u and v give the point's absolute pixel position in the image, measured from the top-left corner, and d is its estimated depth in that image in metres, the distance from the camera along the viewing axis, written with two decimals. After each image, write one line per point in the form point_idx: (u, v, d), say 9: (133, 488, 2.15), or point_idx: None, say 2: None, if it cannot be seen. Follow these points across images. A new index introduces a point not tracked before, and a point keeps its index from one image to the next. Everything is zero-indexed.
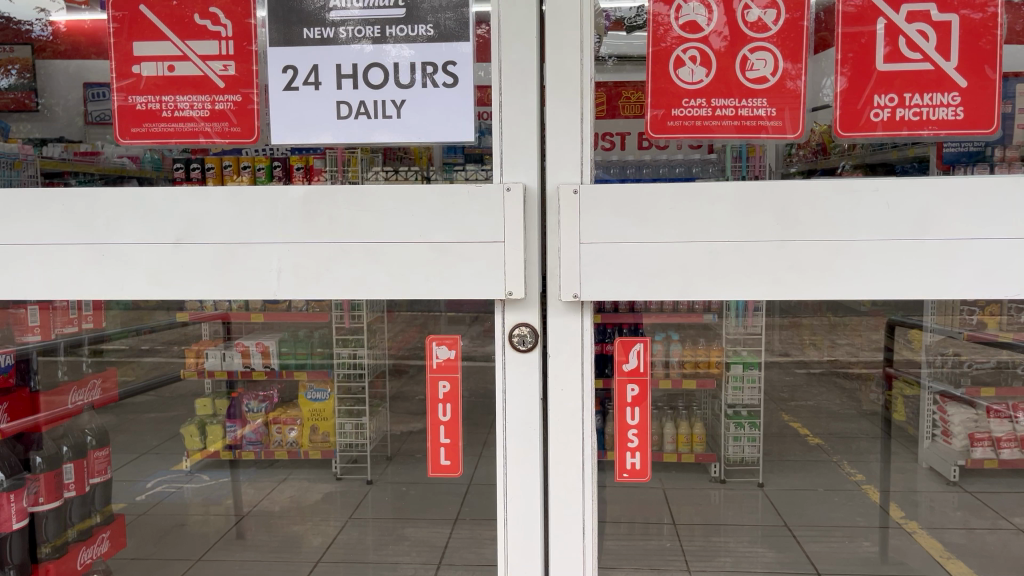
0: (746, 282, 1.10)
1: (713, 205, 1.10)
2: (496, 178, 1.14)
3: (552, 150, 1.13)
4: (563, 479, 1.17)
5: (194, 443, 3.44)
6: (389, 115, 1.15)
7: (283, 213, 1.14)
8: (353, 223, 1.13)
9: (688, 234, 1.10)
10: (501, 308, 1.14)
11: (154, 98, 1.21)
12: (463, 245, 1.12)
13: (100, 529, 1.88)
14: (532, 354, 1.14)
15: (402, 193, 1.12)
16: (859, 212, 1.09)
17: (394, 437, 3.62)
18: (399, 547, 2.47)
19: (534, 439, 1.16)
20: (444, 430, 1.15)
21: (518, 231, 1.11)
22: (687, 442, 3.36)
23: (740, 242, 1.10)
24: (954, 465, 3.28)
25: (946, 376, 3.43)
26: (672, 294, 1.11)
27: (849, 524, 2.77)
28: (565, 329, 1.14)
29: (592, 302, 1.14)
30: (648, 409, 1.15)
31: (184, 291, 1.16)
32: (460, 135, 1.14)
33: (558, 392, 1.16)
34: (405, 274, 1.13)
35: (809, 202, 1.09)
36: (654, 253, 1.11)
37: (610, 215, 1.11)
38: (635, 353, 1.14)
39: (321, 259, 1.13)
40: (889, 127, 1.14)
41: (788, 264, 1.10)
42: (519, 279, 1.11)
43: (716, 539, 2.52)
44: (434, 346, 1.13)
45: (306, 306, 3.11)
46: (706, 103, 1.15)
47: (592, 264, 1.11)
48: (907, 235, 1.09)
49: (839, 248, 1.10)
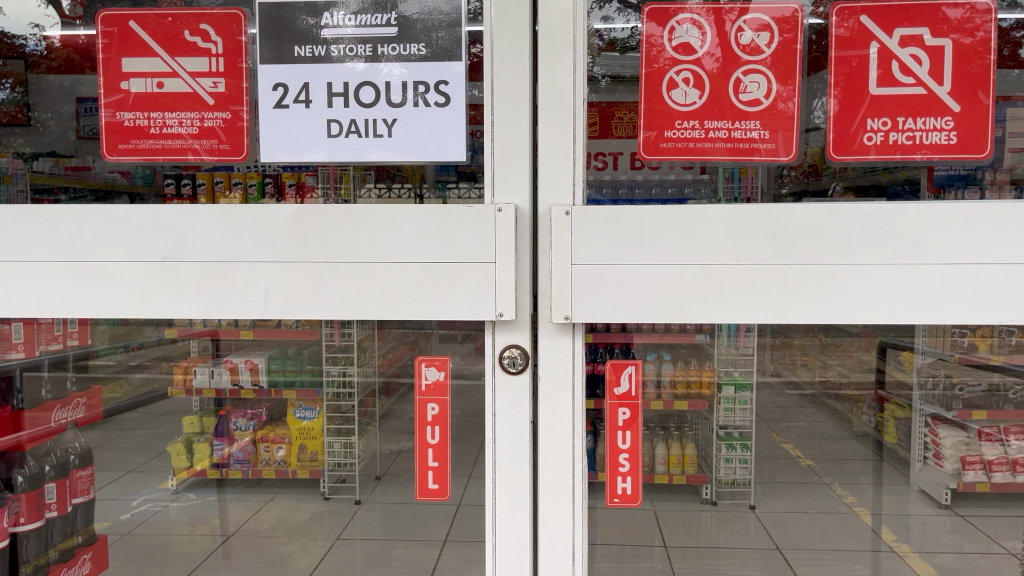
0: (739, 305, 1.09)
1: (706, 227, 1.09)
2: (487, 198, 1.13)
3: (545, 170, 1.13)
4: (553, 503, 1.15)
5: (181, 462, 3.38)
6: (381, 133, 1.14)
7: (273, 233, 1.12)
8: (343, 242, 1.12)
9: (680, 256, 1.09)
10: (492, 329, 1.12)
11: (142, 114, 1.20)
12: (453, 264, 1.11)
13: (82, 550, 1.82)
14: (522, 376, 1.13)
15: (393, 211, 1.11)
16: (851, 236, 1.09)
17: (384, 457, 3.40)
18: (386, 568, 2.47)
19: (525, 462, 1.15)
20: (433, 453, 1.13)
21: (508, 252, 1.10)
22: (679, 464, 3.26)
23: (733, 266, 1.09)
24: (947, 489, 3.30)
25: (939, 401, 3.44)
26: (664, 316, 1.10)
27: (842, 548, 2.78)
28: (555, 351, 1.13)
29: (583, 324, 1.12)
30: (639, 433, 1.13)
31: (172, 310, 1.14)
32: (452, 155, 1.13)
33: (548, 414, 1.14)
34: (396, 295, 1.11)
35: (803, 224, 1.09)
36: (648, 274, 1.10)
37: (603, 237, 1.10)
38: (627, 375, 1.13)
39: (310, 278, 1.12)
40: (882, 151, 1.14)
41: (781, 287, 1.09)
42: (509, 301, 1.10)
43: (708, 561, 2.59)
44: (423, 368, 1.11)
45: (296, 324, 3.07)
46: (699, 124, 1.14)
47: (583, 287, 1.10)
48: (901, 258, 1.08)
49: (834, 272, 1.09)
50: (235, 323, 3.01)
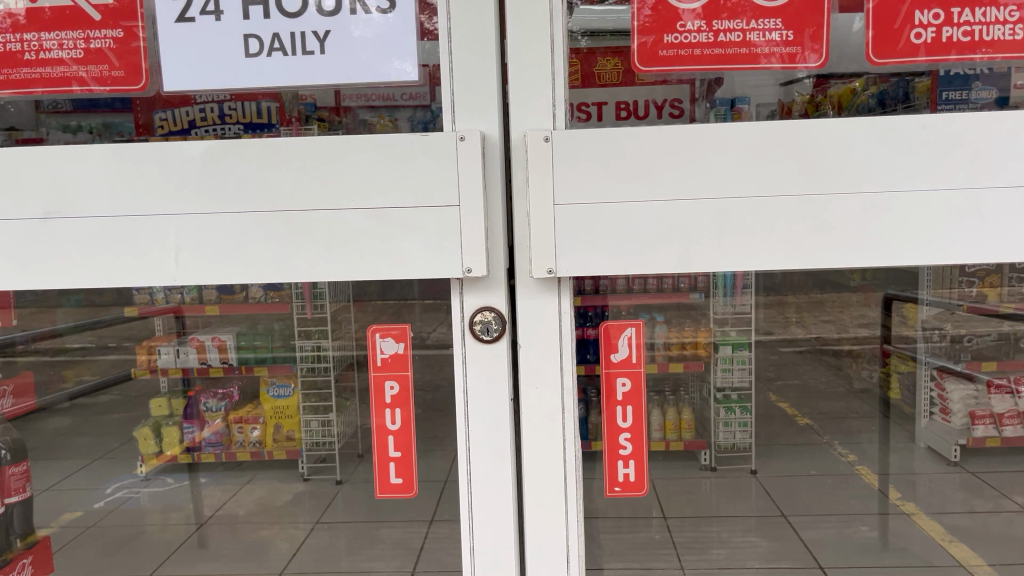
0: (760, 249, 0.90)
1: (720, 152, 0.90)
2: (448, 126, 0.93)
3: (516, 89, 0.92)
4: (542, 496, 0.97)
5: (149, 447, 3.14)
6: (312, 50, 0.93)
7: (188, 178, 0.92)
8: (273, 186, 0.91)
9: (688, 190, 0.90)
10: (460, 289, 0.93)
11: (12, 36, 0.98)
12: (410, 208, 0.91)
13: (20, 556, 1.61)
14: (500, 344, 0.93)
15: (334, 145, 0.91)
16: (898, 157, 0.89)
17: (366, 432, 3.34)
18: (372, 551, 2.33)
19: (506, 448, 0.95)
20: (394, 442, 0.91)
21: (476, 191, 0.91)
22: (675, 429, 3.08)
23: (753, 200, 0.90)
24: (955, 445, 3.11)
25: (944, 352, 3.22)
26: (669, 264, 0.91)
27: (846, 510, 2.75)
28: (539, 312, 0.93)
29: (571, 279, 0.93)
30: (642, 408, 0.94)
31: (64, 275, 0.94)
32: (401, 75, 0.93)
33: (533, 391, 0.94)
34: (346, 251, 0.91)
35: (834, 144, 0.89)
36: (648, 214, 0.90)
37: (595, 169, 0.90)
38: (626, 340, 0.93)
39: (233, 234, 0.92)
40: (933, 51, 0.95)
41: (809, 224, 0.90)
42: (480, 254, 0.91)
43: (709, 529, 2.53)
44: (377, 339, 0.89)
45: (263, 294, 2.88)
46: (706, 26, 0.94)
47: (572, 233, 0.90)
48: (952, 185, 0.89)
49: (872, 202, 0.90)
50: (198, 297, 2.82)
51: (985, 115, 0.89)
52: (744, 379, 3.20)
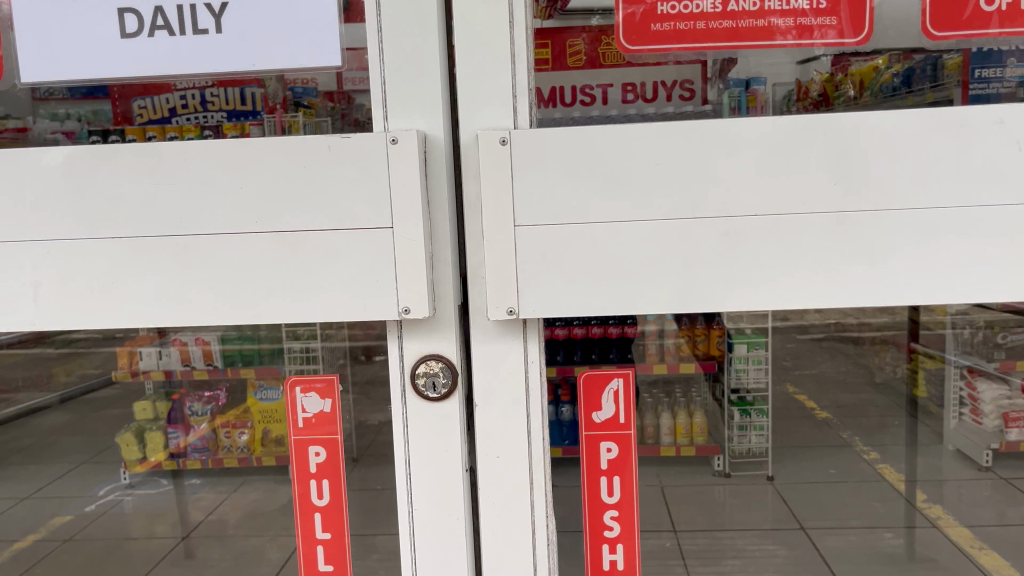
0: (755, 273, 0.79)
1: (706, 156, 0.78)
2: (378, 127, 0.82)
3: (469, 78, 0.81)
4: (507, 575, 0.87)
5: (132, 452, 3.03)
6: (205, 29, 0.81)
7: (92, 201, 0.81)
8: (177, 198, 0.80)
9: (671, 203, 0.79)
10: (397, 334, 0.83)
11: None
12: (333, 230, 0.80)
13: None
14: (447, 402, 0.83)
15: (254, 149, 0.80)
16: (914, 161, 0.78)
17: None
18: (366, 563, 2.22)
19: (460, 520, 0.86)
20: (320, 522, 0.85)
21: (417, 214, 0.80)
22: (686, 433, 2.88)
23: (744, 215, 0.79)
24: (987, 449, 2.91)
25: (978, 353, 2.95)
26: (653, 291, 0.80)
27: (867, 515, 2.62)
28: (497, 354, 0.83)
29: (536, 321, 0.82)
30: (632, 475, 0.86)
31: None
32: (325, 60, 0.81)
33: (492, 459, 0.84)
34: (269, 270, 0.81)
35: (828, 155, 0.78)
36: (631, 237, 0.79)
37: (564, 178, 0.79)
38: (611, 396, 0.85)
39: (110, 262, 0.82)
40: (1006, 21, 0.80)
41: (811, 245, 0.79)
42: (421, 295, 0.80)
43: (722, 535, 2.40)
44: (299, 396, 0.83)
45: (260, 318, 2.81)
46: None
47: (541, 257, 0.79)
48: (962, 201, 0.78)
49: (873, 221, 0.78)
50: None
51: (1003, 119, 0.77)
52: (761, 379, 3.00)
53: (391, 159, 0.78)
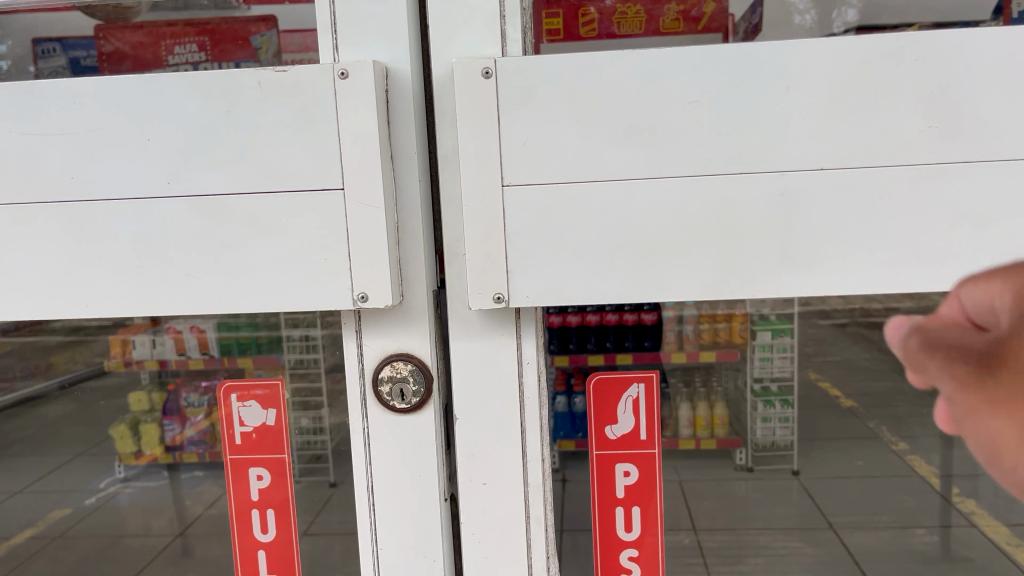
0: (680, 214, 0.95)
1: (668, 100, 0.94)
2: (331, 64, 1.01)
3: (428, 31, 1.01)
4: (498, 555, 1.08)
5: (127, 447, 2.92)
6: None
7: (104, 172, 1.00)
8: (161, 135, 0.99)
9: (649, 155, 0.95)
10: (360, 333, 1.05)
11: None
12: (286, 167, 0.98)
13: None
14: (420, 406, 1.06)
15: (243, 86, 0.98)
16: (856, 110, 0.93)
17: None
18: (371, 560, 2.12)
19: (434, 493, 1.07)
20: (266, 551, 1.12)
21: (385, 201, 1.01)
22: (707, 425, 2.61)
23: (685, 155, 0.94)
24: None
25: None
26: (622, 235, 0.96)
27: (892, 512, 2.56)
28: (470, 341, 1.03)
29: (533, 327, 1.03)
30: (654, 487, 1.09)
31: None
32: None
33: (470, 458, 1.05)
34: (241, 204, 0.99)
35: (718, 154, 0.94)
36: (629, 182, 0.95)
37: (553, 121, 0.95)
38: (632, 398, 1.07)
39: (70, 219, 1.01)
40: None
41: (754, 189, 0.94)
42: (384, 285, 0.99)
43: (744, 531, 2.27)
44: (235, 410, 1.10)
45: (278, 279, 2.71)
46: None
47: (532, 204, 0.96)
48: (878, 149, 0.94)
49: (781, 196, 0.94)
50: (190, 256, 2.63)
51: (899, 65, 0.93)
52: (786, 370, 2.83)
53: (340, 90, 0.96)
